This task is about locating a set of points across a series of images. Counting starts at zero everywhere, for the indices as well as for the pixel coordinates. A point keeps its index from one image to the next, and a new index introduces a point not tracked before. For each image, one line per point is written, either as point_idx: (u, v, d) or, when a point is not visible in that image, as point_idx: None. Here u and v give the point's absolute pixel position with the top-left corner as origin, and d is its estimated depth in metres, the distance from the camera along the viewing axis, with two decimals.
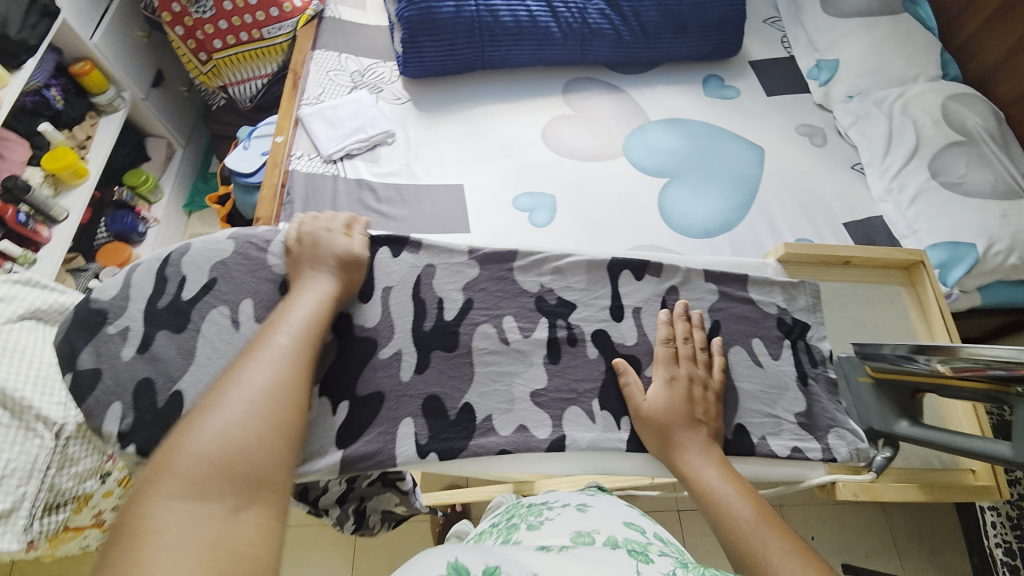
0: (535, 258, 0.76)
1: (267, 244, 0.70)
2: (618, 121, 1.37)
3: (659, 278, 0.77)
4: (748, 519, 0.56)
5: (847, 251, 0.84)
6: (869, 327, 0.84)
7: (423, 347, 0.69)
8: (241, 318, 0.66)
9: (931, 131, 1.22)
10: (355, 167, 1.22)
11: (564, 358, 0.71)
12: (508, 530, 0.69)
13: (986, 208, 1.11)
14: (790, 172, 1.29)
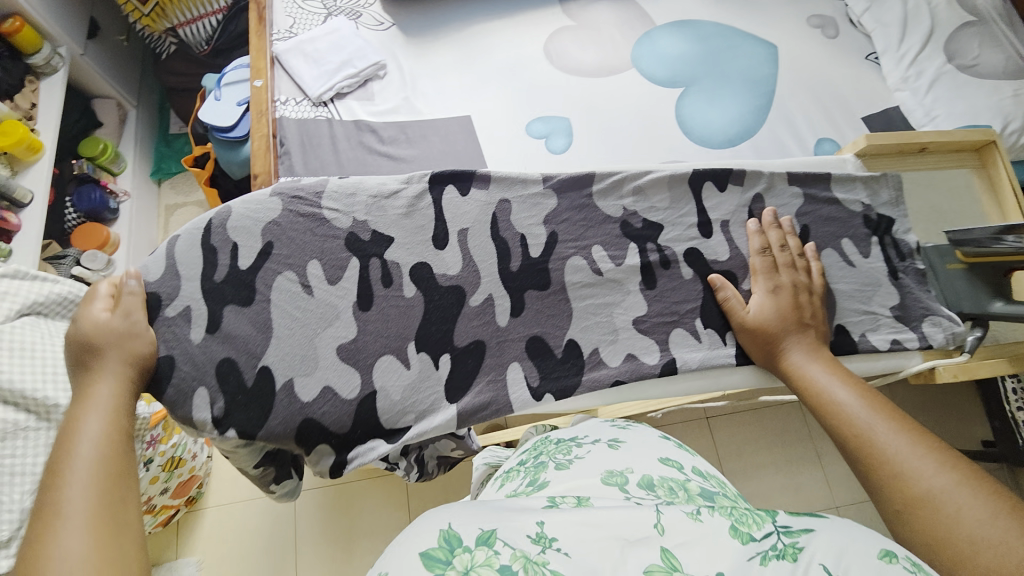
0: (614, 180, 0.77)
1: (319, 198, 0.70)
2: (623, 31, 1.27)
3: (743, 186, 0.79)
4: (855, 406, 0.58)
5: (925, 137, 0.83)
6: (951, 217, 0.85)
7: (516, 290, 0.71)
8: (312, 282, 0.68)
9: (945, 12, 1.20)
10: (348, 108, 1.11)
11: (660, 282, 0.74)
12: (535, 470, 0.68)
13: (1000, 88, 1.12)
14: (808, 68, 1.24)
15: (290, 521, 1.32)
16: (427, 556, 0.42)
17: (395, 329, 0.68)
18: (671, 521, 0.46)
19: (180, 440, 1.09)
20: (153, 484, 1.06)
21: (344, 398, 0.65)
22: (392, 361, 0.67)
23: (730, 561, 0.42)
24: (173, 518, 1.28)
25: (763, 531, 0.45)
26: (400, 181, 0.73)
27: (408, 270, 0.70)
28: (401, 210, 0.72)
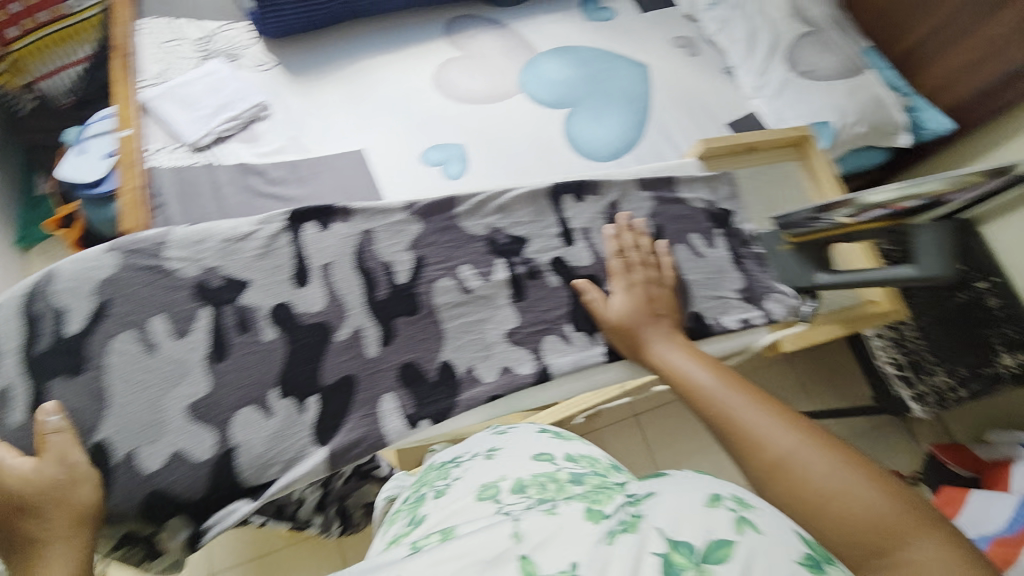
0: (476, 200, 0.80)
1: (161, 249, 0.67)
2: (509, 57, 1.33)
3: (599, 195, 0.85)
4: (713, 384, 0.62)
5: (749, 137, 0.93)
6: (781, 203, 0.96)
7: (385, 317, 0.72)
8: (157, 340, 0.64)
9: (784, 26, 1.34)
10: (232, 150, 1.06)
11: (529, 293, 0.77)
12: (416, 506, 0.64)
13: (835, 88, 1.27)
14: (676, 84, 1.36)
15: None
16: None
17: (256, 375, 0.66)
18: (528, 524, 0.43)
19: None
20: None
21: (196, 460, 0.61)
22: (252, 413, 0.64)
23: (586, 548, 0.40)
24: None
25: (614, 506, 0.45)
26: (254, 223, 0.71)
27: (267, 312, 0.69)
28: (257, 251, 0.70)
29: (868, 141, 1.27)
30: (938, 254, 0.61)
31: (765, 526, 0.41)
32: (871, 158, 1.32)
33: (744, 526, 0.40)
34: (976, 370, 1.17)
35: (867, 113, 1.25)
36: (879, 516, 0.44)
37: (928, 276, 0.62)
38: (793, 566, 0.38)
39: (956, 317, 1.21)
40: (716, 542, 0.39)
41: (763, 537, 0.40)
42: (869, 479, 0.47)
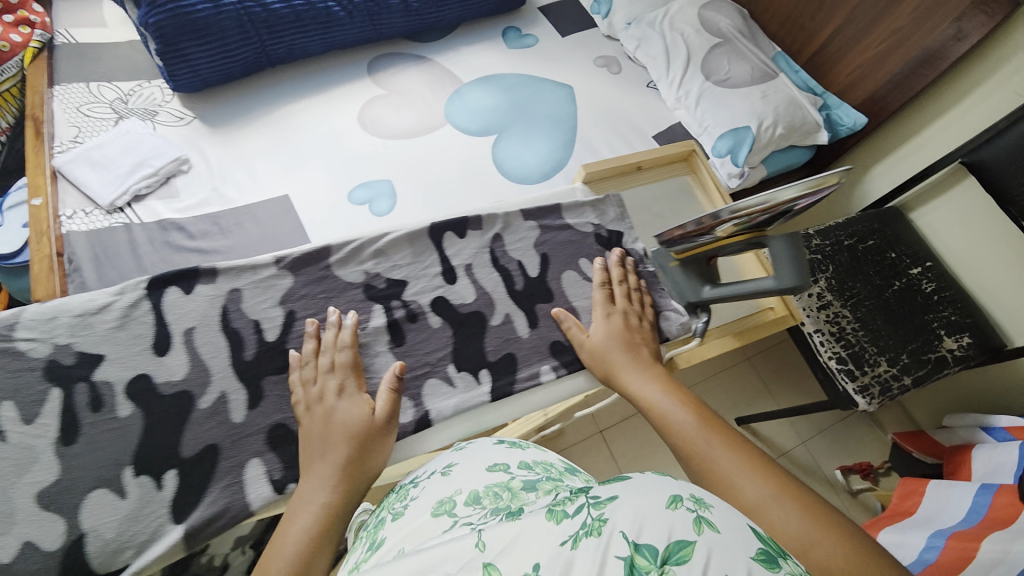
0: (351, 248, 0.80)
1: (14, 328, 0.66)
2: (433, 90, 1.35)
3: (481, 230, 0.85)
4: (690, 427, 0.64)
5: (635, 158, 0.96)
6: (671, 219, 0.98)
7: (252, 379, 0.69)
8: (5, 426, 0.62)
9: (696, 39, 1.39)
10: (150, 209, 1.05)
11: (408, 336, 0.76)
12: (373, 530, 0.56)
13: (751, 94, 1.31)
14: (602, 103, 1.40)
15: None
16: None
17: (108, 457, 0.63)
18: (491, 533, 0.41)
19: None
20: None
21: (47, 551, 0.58)
22: (105, 494, 0.61)
23: (548, 550, 0.38)
24: None
25: (576, 506, 0.42)
26: (113, 293, 0.70)
27: (124, 388, 0.66)
28: (113, 322, 0.69)
29: (790, 141, 1.31)
30: (792, 266, 0.67)
31: (723, 524, 0.40)
32: (796, 157, 1.36)
33: (702, 526, 0.39)
34: (923, 357, 1.16)
35: (781, 116, 1.29)
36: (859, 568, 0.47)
37: (787, 287, 0.67)
38: (747, 560, 0.37)
39: (898, 305, 1.21)
40: (674, 542, 0.38)
41: (720, 535, 0.39)
42: (837, 533, 0.50)
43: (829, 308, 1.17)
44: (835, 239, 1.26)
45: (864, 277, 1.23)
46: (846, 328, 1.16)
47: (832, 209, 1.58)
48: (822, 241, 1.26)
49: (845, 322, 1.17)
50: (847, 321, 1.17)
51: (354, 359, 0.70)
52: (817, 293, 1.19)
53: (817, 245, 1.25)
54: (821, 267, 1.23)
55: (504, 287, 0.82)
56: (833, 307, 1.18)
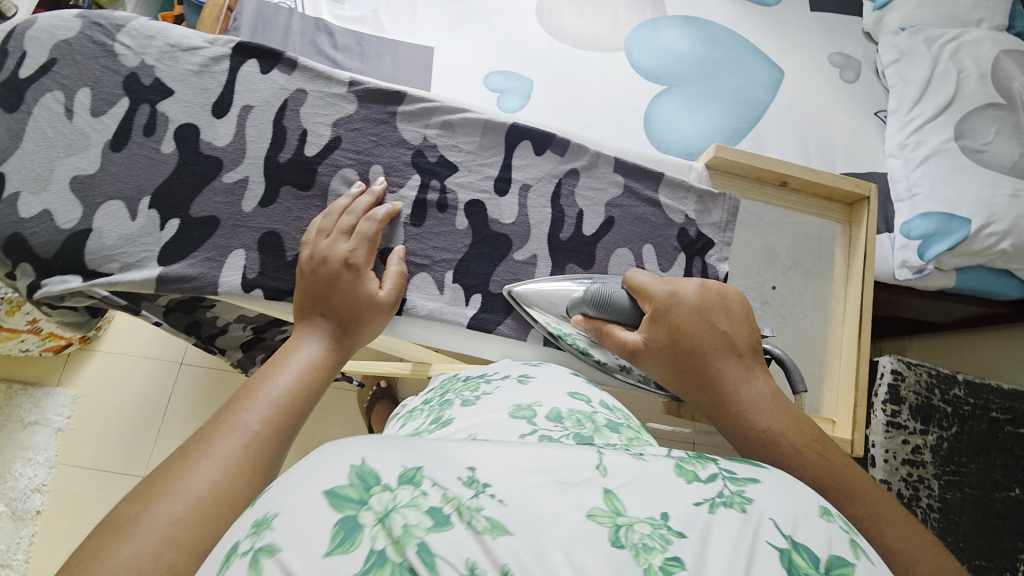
0: (424, 106, 0.67)
1: (119, 31, 0.62)
2: (630, 8, 1.19)
3: (562, 156, 0.70)
4: (793, 426, 0.49)
5: (787, 170, 0.72)
6: (782, 262, 0.78)
7: (274, 180, 0.62)
8: (76, 109, 0.59)
9: (974, 86, 1.06)
10: (316, 4, 1.09)
11: (427, 221, 0.65)
12: (437, 408, 0.51)
13: (998, 185, 0.99)
14: (805, 107, 1.14)
15: (166, 392, 1.36)
16: (333, 494, 0.30)
17: (137, 178, 0.59)
18: (612, 459, 0.34)
19: None
20: None
21: (59, 226, 0.56)
22: (119, 208, 0.58)
23: (680, 507, 0.32)
24: (68, 350, 1.35)
25: (709, 472, 0.35)
26: (206, 39, 0.64)
27: (175, 128, 0.61)
28: (192, 67, 0.63)
29: (1011, 264, 1.01)
30: None
31: (875, 559, 0.32)
32: (1003, 287, 1.06)
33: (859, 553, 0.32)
34: None
35: (1019, 228, 0.97)
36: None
37: None
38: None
39: (1000, 514, 0.96)
40: (836, 557, 0.31)
41: (875, 569, 0.31)
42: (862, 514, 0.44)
43: (916, 472, 0.96)
44: (983, 403, 1.00)
45: (985, 461, 0.98)
46: (922, 500, 0.96)
47: (1009, 368, 1.23)
48: (965, 396, 1.00)
49: (926, 493, 0.96)
50: (928, 494, 0.96)
51: (376, 233, 0.61)
52: (914, 445, 0.98)
53: (954, 397, 1.00)
54: (942, 421, 0.99)
55: (548, 228, 0.68)
56: (922, 469, 0.97)
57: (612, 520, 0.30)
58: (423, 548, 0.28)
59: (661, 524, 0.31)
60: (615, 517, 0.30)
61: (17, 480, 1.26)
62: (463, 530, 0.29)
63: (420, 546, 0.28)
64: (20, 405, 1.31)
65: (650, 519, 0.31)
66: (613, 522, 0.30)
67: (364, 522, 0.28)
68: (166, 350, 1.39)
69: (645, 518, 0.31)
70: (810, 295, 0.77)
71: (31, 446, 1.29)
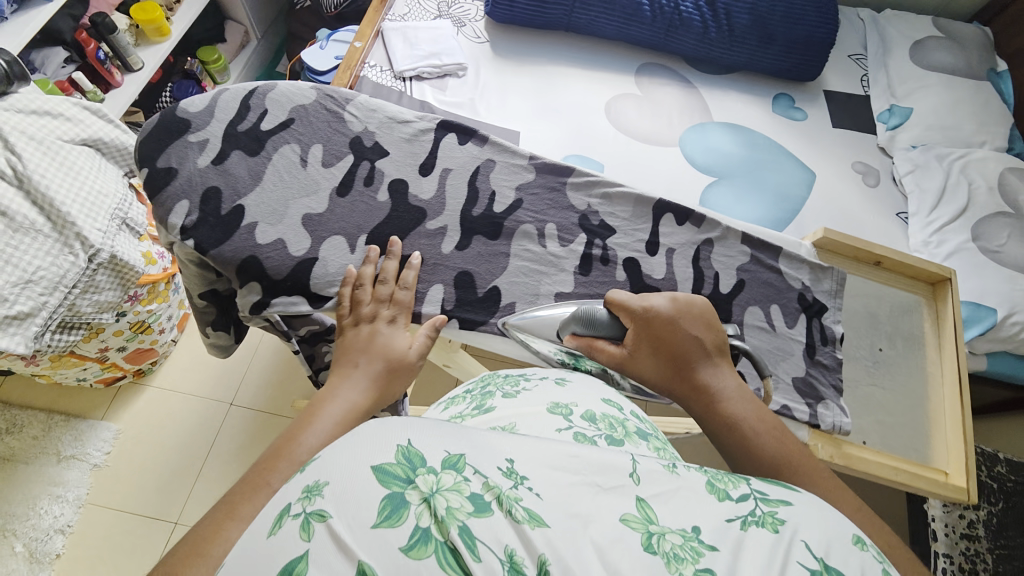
0: (588, 179, 0.78)
1: (347, 103, 0.74)
2: (682, 117, 1.39)
3: (699, 228, 0.78)
4: (756, 418, 0.60)
5: (882, 251, 0.85)
6: (885, 326, 0.85)
7: (469, 230, 0.72)
8: (309, 159, 0.70)
9: (983, 196, 1.24)
10: (422, 90, 1.27)
11: (593, 273, 0.73)
12: (480, 397, 0.58)
13: (1017, 281, 1.13)
14: (838, 204, 1.30)
15: (211, 432, 1.33)
16: (381, 470, 0.34)
17: (357, 219, 0.69)
18: (645, 468, 0.39)
19: (156, 310, 1.23)
20: (115, 337, 1.18)
21: (291, 253, 0.66)
22: (340, 243, 0.68)
23: (711, 522, 0.36)
24: (118, 382, 1.35)
25: (741, 492, 0.40)
26: (416, 115, 0.76)
27: (388, 181, 0.72)
28: (405, 135, 0.75)
29: None
30: None
31: None
32: None
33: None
34: None
35: None
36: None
37: None
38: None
39: None
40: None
41: None
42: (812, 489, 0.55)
43: (971, 545, 1.00)
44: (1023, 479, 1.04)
45: None
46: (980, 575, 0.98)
47: None
48: (1009, 472, 1.05)
49: (984, 568, 0.99)
50: (985, 568, 0.99)
51: (411, 300, 0.67)
52: (969, 519, 1.02)
53: (998, 473, 1.05)
54: (990, 496, 1.03)
55: (692, 286, 0.75)
56: (977, 543, 1.00)
57: (644, 526, 0.35)
58: (464, 530, 0.32)
59: (692, 537, 0.35)
60: (648, 524, 0.35)
61: (42, 518, 1.20)
62: (502, 517, 0.33)
63: (463, 528, 0.32)
64: (59, 439, 1.28)
65: (681, 531, 0.35)
66: (645, 529, 0.35)
67: (410, 501, 0.33)
68: (218, 390, 1.38)
69: (677, 529, 0.35)
70: (911, 358, 0.84)
71: (63, 482, 1.24)
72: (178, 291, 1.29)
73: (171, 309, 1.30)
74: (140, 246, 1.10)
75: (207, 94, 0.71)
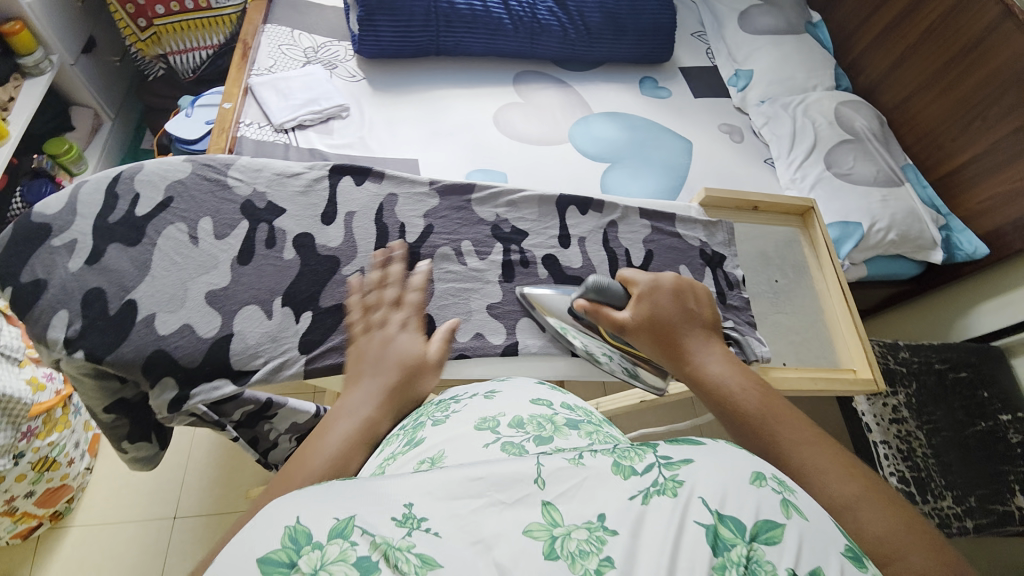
0: (490, 192, 0.85)
1: (227, 168, 0.74)
2: (564, 111, 1.48)
3: (601, 213, 0.88)
4: (739, 378, 0.61)
5: (755, 197, 0.96)
6: (775, 260, 0.96)
7: (385, 267, 0.76)
8: (200, 235, 0.69)
9: (827, 130, 1.43)
10: (308, 137, 1.24)
11: (517, 276, 0.81)
12: (410, 430, 0.55)
13: (870, 194, 1.32)
14: (716, 163, 1.45)
15: (159, 555, 1.18)
16: (265, 561, 0.32)
17: (268, 283, 0.70)
18: (550, 468, 0.39)
19: (59, 440, 1.08)
20: (18, 483, 1.02)
21: (202, 336, 0.65)
22: (255, 311, 0.68)
23: (615, 504, 0.36)
24: (37, 531, 1.17)
25: (647, 463, 0.39)
26: (304, 166, 0.78)
27: (292, 238, 0.73)
28: (298, 188, 0.76)
29: (900, 249, 1.31)
30: None
31: (808, 512, 0.37)
32: (902, 268, 1.35)
33: (789, 510, 0.36)
34: (989, 506, 1.11)
35: (896, 222, 1.29)
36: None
37: None
38: (841, 556, 0.34)
39: (975, 446, 1.16)
40: (763, 522, 0.35)
41: (809, 523, 0.36)
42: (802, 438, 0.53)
43: (900, 426, 1.15)
44: (926, 358, 1.23)
45: (947, 407, 1.20)
46: (916, 450, 1.14)
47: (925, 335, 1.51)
48: (911, 355, 1.22)
49: (917, 443, 1.15)
50: (919, 443, 1.15)
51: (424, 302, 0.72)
52: (893, 405, 1.17)
53: (904, 358, 1.21)
54: (904, 381, 1.19)
55: (608, 267, 0.84)
56: (906, 424, 1.16)
57: (548, 532, 0.35)
58: None
59: (597, 527, 0.35)
60: (551, 528, 0.35)
61: None
62: (391, 573, 0.32)
63: None
64: None
65: (587, 524, 0.35)
66: (549, 535, 0.35)
67: None
68: (153, 507, 1.23)
69: (582, 524, 0.36)
70: (802, 282, 0.96)
71: None
72: (81, 411, 1.14)
73: (77, 434, 1.14)
74: (22, 373, 0.98)
75: (63, 190, 0.68)
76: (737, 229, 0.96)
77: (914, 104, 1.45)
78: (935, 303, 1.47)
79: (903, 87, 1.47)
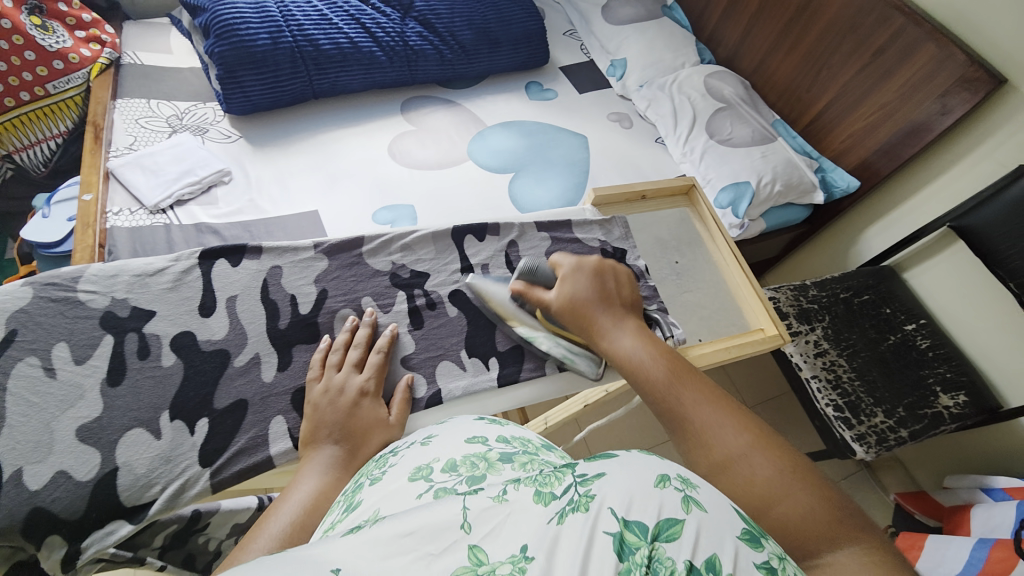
0: (382, 241, 0.89)
1: (75, 282, 0.74)
2: (458, 129, 1.48)
3: (499, 236, 0.94)
4: (650, 350, 0.67)
5: (639, 186, 1.03)
6: (672, 242, 1.02)
7: (284, 345, 0.78)
8: (56, 365, 0.69)
9: (702, 102, 1.53)
10: (190, 212, 1.15)
11: (426, 322, 0.84)
12: (349, 494, 0.54)
13: (751, 153, 1.43)
14: (613, 152, 1.51)
15: None
16: None
17: (148, 400, 0.70)
18: (475, 510, 0.37)
19: None
20: None
21: (80, 479, 0.64)
22: (141, 433, 0.68)
23: (534, 532, 0.35)
24: None
25: (564, 485, 0.39)
26: (168, 259, 0.80)
27: (168, 341, 0.75)
28: (165, 285, 0.78)
29: (788, 198, 1.42)
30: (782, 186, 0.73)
31: (708, 504, 0.39)
32: (794, 214, 1.47)
33: (690, 506, 0.38)
34: (919, 411, 1.22)
35: (779, 174, 1.41)
36: (845, 534, 0.46)
37: None
38: (736, 540, 0.36)
39: (893, 359, 1.29)
40: (666, 520, 0.36)
41: (708, 516, 0.37)
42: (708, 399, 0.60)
43: (824, 358, 1.26)
44: (832, 291, 1.36)
45: (860, 329, 1.32)
46: (842, 376, 1.25)
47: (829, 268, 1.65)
48: (819, 292, 1.35)
49: (841, 370, 1.25)
50: (843, 369, 1.26)
51: (383, 361, 0.77)
52: (814, 341, 1.29)
53: (814, 295, 1.35)
54: (817, 317, 1.32)
55: None
56: (829, 355, 1.27)
57: (473, 572, 0.33)
58: None
59: (521, 558, 0.34)
60: (477, 569, 0.34)
61: None
62: None
63: None
64: None
65: (511, 557, 0.34)
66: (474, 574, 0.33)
67: None
68: None
69: (507, 559, 0.34)
70: (701, 256, 1.01)
71: None
72: None
73: None
74: None
75: None
76: (631, 220, 1.02)
77: (769, 64, 1.59)
78: (828, 236, 1.62)
79: (757, 51, 1.61)
